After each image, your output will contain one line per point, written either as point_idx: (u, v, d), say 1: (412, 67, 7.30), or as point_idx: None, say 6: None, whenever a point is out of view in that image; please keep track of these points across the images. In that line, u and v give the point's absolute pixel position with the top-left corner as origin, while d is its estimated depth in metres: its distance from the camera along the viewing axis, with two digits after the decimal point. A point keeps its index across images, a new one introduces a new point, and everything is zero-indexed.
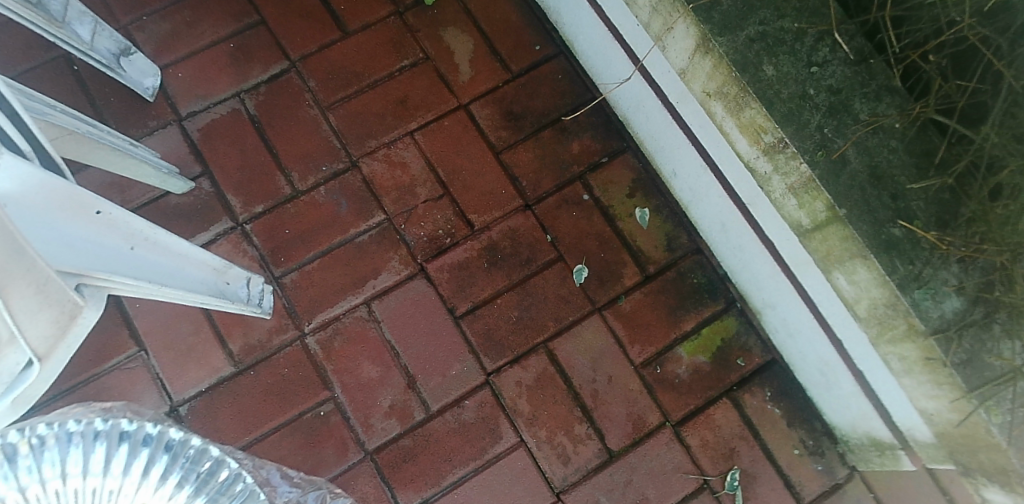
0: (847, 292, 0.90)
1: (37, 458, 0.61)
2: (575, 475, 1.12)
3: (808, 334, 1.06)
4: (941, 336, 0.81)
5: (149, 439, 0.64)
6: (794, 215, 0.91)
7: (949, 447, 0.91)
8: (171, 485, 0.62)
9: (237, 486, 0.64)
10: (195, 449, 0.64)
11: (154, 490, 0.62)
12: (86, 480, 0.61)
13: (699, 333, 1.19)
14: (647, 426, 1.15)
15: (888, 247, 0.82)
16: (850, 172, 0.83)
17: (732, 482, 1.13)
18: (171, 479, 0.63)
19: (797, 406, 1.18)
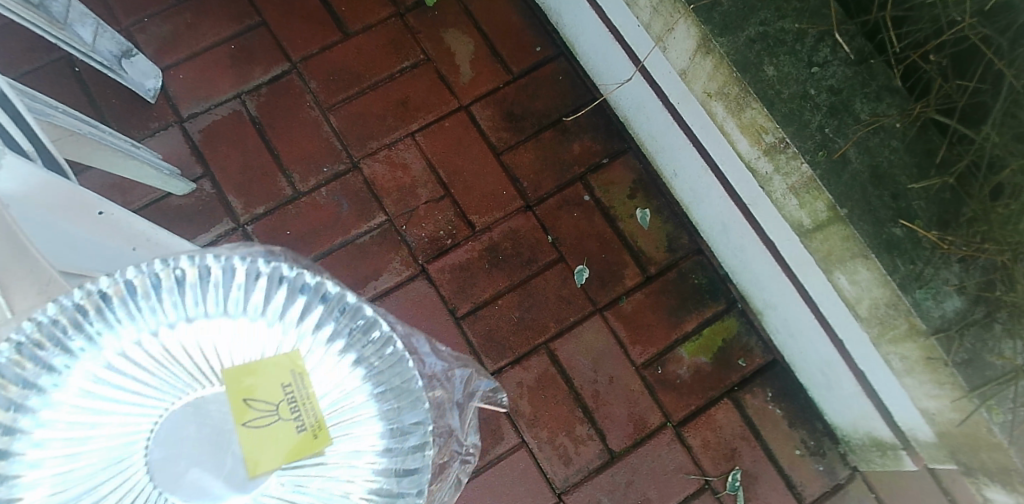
0: (849, 292, 0.90)
1: (160, 287, 0.50)
2: (576, 475, 1.12)
3: (809, 334, 1.06)
4: (942, 335, 0.81)
5: (307, 287, 0.53)
6: (795, 215, 0.91)
7: (950, 447, 0.91)
8: (326, 335, 0.52)
9: (393, 346, 0.53)
10: (348, 306, 0.53)
11: (314, 339, 0.52)
12: (222, 319, 0.51)
13: (700, 334, 1.19)
14: (648, 427, 1.15)
15: (888, 247, 0.82)
16: (851, 172, 0.83)
17: (734, 483, 1.13)
18: (330, 325, 0.53)
19: (798, 406, 1.18)
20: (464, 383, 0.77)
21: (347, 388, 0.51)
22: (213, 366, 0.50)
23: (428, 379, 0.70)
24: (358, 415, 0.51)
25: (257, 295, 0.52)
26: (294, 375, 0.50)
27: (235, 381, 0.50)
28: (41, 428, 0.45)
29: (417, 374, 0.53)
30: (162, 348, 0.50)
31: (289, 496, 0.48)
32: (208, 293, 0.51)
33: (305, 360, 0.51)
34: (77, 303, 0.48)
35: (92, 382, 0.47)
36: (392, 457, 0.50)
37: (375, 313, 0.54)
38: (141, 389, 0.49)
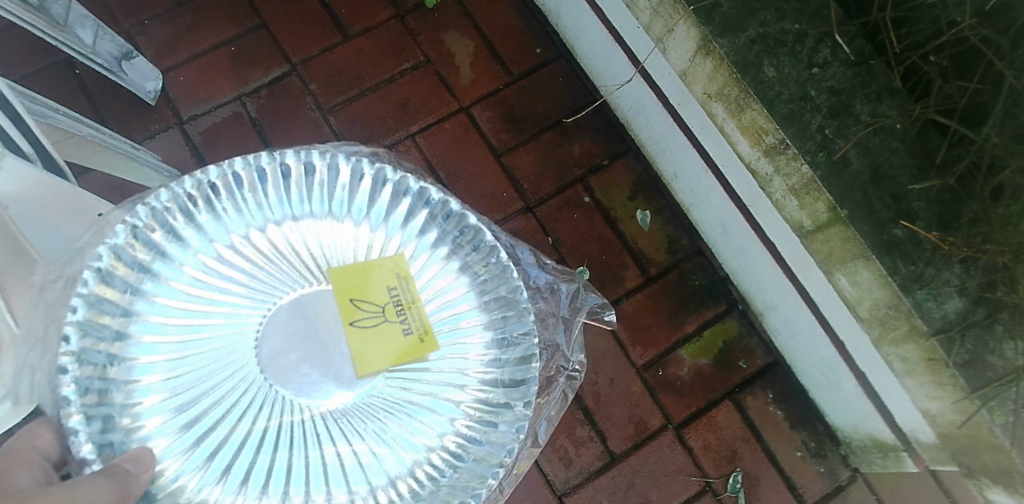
0: (849, 293, 0.90)
1: (268, 184, 0.63)
2: (577, 477, 1.11)
3: (810, 336, 1.06)
4: (943, 336, 0.81)
5: (410, 191, 0.64)
6: (796, 216, 0.91)
7: (952, 448, 0.91)
8: (431, 239, 0.64)
9: (499, 257, 0.63)
10: (453, 214, 0.64)
11: (416, 243, 0.64)
12: (323, 218, 0.63)
13: (700, 335, 1.19)
14: (649, 428, 1.15)
15: (888, 248, 0.82)
16: (851, 173, 0.83)
17: (735, 485, 1.13)
18: (435, 233, 0.64)
19: (799, 408, 1.18)
20: (572, 296, 0.74)
21: (449, 289, 0.62)
22: (310, 258, 0.62)
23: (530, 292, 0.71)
24: (460, 315, 0.62)
25: (352, 199, 0.64)
26: (400, 280, 0.61)
27: (349, 281, 0.60)
28: (158, 310, 0.57)
29: (522, 286, 0.62)
30: (280, 237, 0.62)
31: (397, 394, 0.58)
32: (310, 195, 0.64)
33: (412, 264, 0.63)
34: (194, 193, 0.61)
35: (205, 270, 0.60)
36: (493, 356, 0.61)
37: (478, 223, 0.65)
38: (248, 276, 0.61)
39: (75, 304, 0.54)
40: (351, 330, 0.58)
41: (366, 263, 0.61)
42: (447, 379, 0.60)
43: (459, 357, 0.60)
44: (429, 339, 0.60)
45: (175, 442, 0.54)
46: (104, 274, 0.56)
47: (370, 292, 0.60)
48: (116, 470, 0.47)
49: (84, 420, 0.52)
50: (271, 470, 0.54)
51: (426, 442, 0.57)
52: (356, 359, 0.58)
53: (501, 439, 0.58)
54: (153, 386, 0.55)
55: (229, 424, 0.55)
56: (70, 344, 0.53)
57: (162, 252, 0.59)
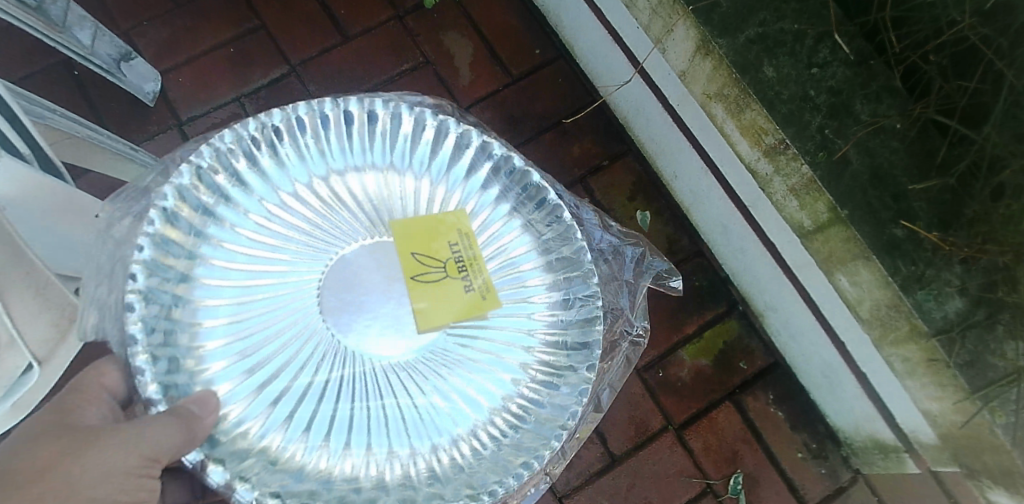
0: (849, 293, 0.90)
1: (330, 130, 0.66)
2: (577, 479, 1.11)
3: (811, 337, 1.06)
4: (943, 337, 0.82)
5: (471, 144, 0.68)
6: (796, 216, 0.91)
7: (953, 449, 0.90)
8: (494, 196, 0.68)
9: (562, 217, 0.67)
10: (515, 171, 0.68)
11: (478, 198, 0.68)
12: (383, 169, 0.67)
13: (701, 336, 1.19)
14: (650, 429, 1.14)
15: (889, 248, 0.84)
16: (851, 173, 0.85)
17: (736, 486, 1.13)
18: (497, 188, 0.68)
19: (799, 409, 1.17)
20: (637, 261, 0.74)
21: (510, 247, 0.67)
22: (369, 209, 0.66)
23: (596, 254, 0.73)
24: (522, 272, 0.66)
25: (411, 152, 0.68)
26: (461, 236, 0.64)
27: (415, 237, 0.63)
28: (222, 256, 0.61)
29: (586, 247, 0.66)
30: (342, 187, 0.66)
31: (462, 346, 0.63)
32: (369, 146, 0.67)
33: (474, 220, 0.67)
34: (257, 138, 0.64)
35: (267, 217, 0.64)
36: (556, 316, 0.65)
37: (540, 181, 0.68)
38: (310, 224, 0.64)
39: (143, 244, 0.58)
40: (417, 283, 0.62)
41: (430, 218, 0.65)
42: (507, 334, 0.64)
43: (521, 313, 0.65)
44: (491, 295, 0.63)
45: (238, 387, 0.58)
46: (169, 214, 0.60)
47: (434, 248, 0.63)
48: (181, 411, 0.51)
49: (151, 359, 0.55)
50: (334, 420, 0.58)
51: (489, 403, 0.62)
52: (419, 311, 0.61)
53: (558, 398, 0.62)
54: (217, 327, 0.59)
55: (287, 374, 0.59)
56: (136, 283, 0.56)
57: (229, 196, 0.63)
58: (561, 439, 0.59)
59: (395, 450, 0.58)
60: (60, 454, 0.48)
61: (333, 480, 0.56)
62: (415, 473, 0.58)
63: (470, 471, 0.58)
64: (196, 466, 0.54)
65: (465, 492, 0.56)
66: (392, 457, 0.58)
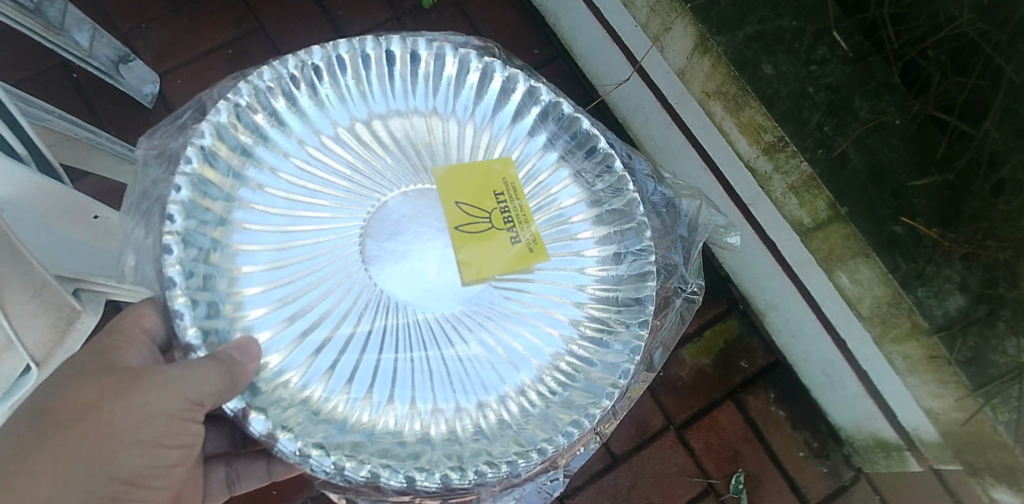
0: (850, 292, 0.89)
1: (372, 71, 0.66)
2: (578, 479, 1.11)
3: (811, 335, 1.06)
4: (946, 333, 0.83)
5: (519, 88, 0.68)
6: (795, 214, 0.90)
7: (955, 447, 0.90)
8: (541, 143, 0.69)
9: (613, 167, 0.68)
10: (566, 116, 0.69)
11: (525, 144, 0.69)
12: (427, 114, 0.68)
13: (701, 336, 1.19)
14: (651, 429, 1.14)
15: (889, 245, 0.84)
16: (851, 170, 0.85)
17: (737, 485, 1.12)
18: (545, 136, 0.69)
19: (801, 408, 1.17)
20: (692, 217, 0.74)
21: (559, 196, 0.68)
22: (412, 152, 0.66)
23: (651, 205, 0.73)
24: (571, 222, 0.67)
25: (455, 95, 0.68)
26: (507, 187, 0.65)
27: (462, 185, 0.64)
28: (260, 200, 0.61)
29: (638, 200, 0.67)
30: (384, 131, 0.66)
31: (507, 297, 0.62)
32: (412, 89, 0.68)
33: (522, 168, 0.68)
34: (297, 76, 0.64)
35: (307, 160, 0.63)
36: (608, 272, 0.65)
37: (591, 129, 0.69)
38: (351, 168, 0.64)
39: (180, 184, 0.57)
40: (462, 232, 0.62)
41: (477, 168, 0.66)
42: (557, 286, 0.64)
43: (569, 266, 0.65)
44: (537, 246, 0.64)
45: (280, 333, 0.57)
46: (207, 153, 0.59)
47: (481, 197, 0.64)
48: (223, 357, 0.52)
49: (189, 302, 0.54)
50: (378, 372, 0.58)
51: (538, 361, 0.61)
52: (464, 261, 0.62)
53: (603, 354, 0.62)
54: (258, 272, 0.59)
55: (328, 323, 0.59)
56: (175, 224, 0.55)
57: (267, 139, 0.62)
58: (612, 397, 0.59)
59: (439, 403, 0.58)
60: (109, 391, 0.51)
61: (377, 433, 0.55)
62: (460, 428, 0.57)
63: (516, 426, 0.58)
64: (238, 414, 0.53)
65: (512, 448, 0.55)
66: (436, 411, 0.58)
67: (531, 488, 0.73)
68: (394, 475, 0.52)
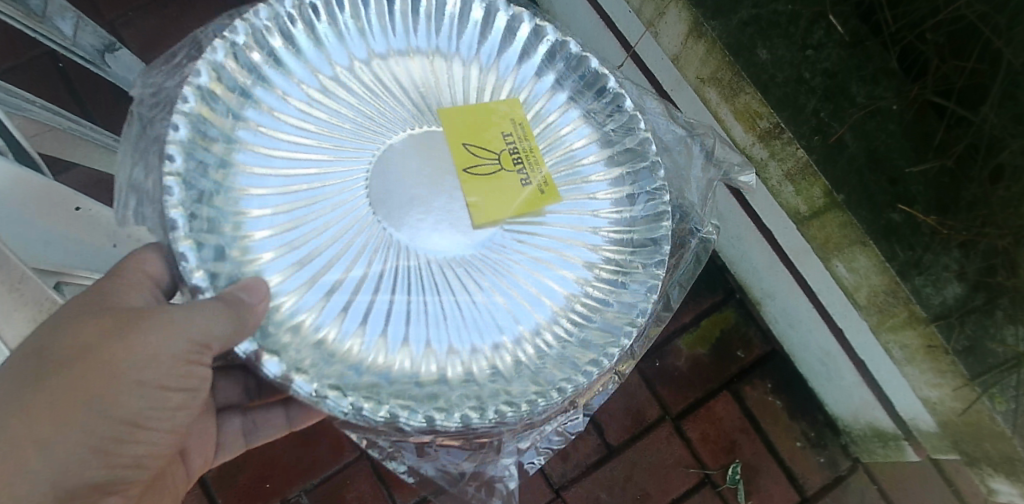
0: (847, 281, 0.88)
1: (370, 8, 0.63)
2: (574, 470, 1.10)
3: (809, 325, 1.05)
4: (942, 322, 0.82)
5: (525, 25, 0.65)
6: (791, 202, 0.89)
7: (952, 437, 0.89)
8: (548, 84, 0.66)
9: (623, 106, 0.66)
10: (574, 55, 0.66)
11: (533, 84, 0.66)
12: (431, 54, 0.65)
13: (697, 326, 1.17)
14: (647, 420, 1.13)
15: (886, 233, 0.83)
16: (848, 156, 0.83)
17: (734, 476, 1.12)
18: (554, 76, 0.66)
19: (798, 397, 1.17)
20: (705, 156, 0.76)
21: (569, 135, 0.65)
22: (417, 91, 0.63)
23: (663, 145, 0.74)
24: (583, 164, 0.64)
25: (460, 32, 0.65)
26: (514, 128, 0.62)
27: (462, 127, 0.61)
28: (262, 140, 0.58)
29: (650, 138, 0.65)
30: (387, 72, 0.63)
31: (517, 241, 0.60)
32: (414, 27, 0.65)
33: (529, 110, 0.65)
34: (293, 13, 0.60)
35: (308, 101, 0.60)
36: (622, 214, 0.64)
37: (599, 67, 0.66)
38: (354, 108, 0.61)
39: (177, 123, 0.54)
40: (470, 175, 0.59)
41: (477, 109, 0.62)
42: (566, 227, 0.62)
43: (581, 208, 0.63)
44: (548, 187, 0.61)
45: (289, 279, 0.55)
46: (203, 92, 0.56)
47: (486, 138, 0.61)
48: (228, 297, 0.49)
49: (193, 245, 0.52)
50: (390, 315, 0.56)
51: (554, 302, 0.60)
52: (473, 204, 0.59)
53: (620, 295, 0.61)
54: (263, 215, 0.56)
55: (337, 267, 0.56)
56: (175, 166, 0.53)
57: (266, 75, 0.59)
58: (630, 337, 0.58)
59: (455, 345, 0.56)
60: (111, 330, 0.50)
61: (393, 375, 0.54)
62: (478, 370, 0.56)
63: (535, 368, 0.57)
64: (250, 357, 0.52)
65: (532, 389, 0.54)
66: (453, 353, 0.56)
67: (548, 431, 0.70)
68: (411, 416, 0.50)
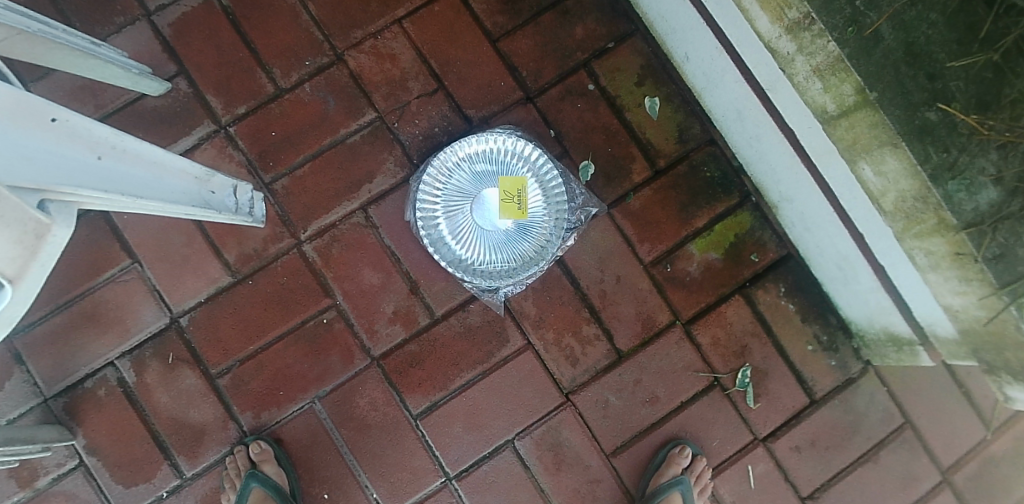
0: (873, 184, 0.84)
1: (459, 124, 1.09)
2: (583, 375, 1.11)
3: (828, 229, 1.00)
4: (973, 230, 0.76)
5: (540, 190, 1.09)
6: (818, 100, 0.83)
7: (973, 344, 0.88)
8: (545, 179, 1.09)
9: (588, 211, 1.12)
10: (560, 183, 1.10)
11: (537, 170, 1.09)
12: (493, 141, 1.08)
13: (711, 230, 1.14)
14: (657, 326, 1.12)
15: (921, 133, 0.76)
16: (883, 50, 0.76)
17: (744, 379, 1.13)
18: (544, 166, 1.09)
19: (812, 301, 1.14)
20: (589, 200, 1.12)
21: (557, 191, 1.09)
22: (483, 156, 1.09)
23: (576, 219, 1.11)
24: (551, 211, 1.09)
25: (527, 162, 1.09)
26: (523, 188, 1.07)
27: (505, 182, 1.06)
28: None
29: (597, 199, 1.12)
30: None
31: (512, 234, 1.08)
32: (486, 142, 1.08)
33: (530, 179, 1.09)
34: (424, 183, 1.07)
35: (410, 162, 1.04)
36: (580, 224, 1.11)
37: (587, 209, 1.12)
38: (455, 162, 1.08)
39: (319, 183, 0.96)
40: (502, 206, 1.06)
41: (511, 179, 1.07)
42: (532, 221, 1.09)
43: (541, 227, 1.09)
44: (523, 210, 1.06)
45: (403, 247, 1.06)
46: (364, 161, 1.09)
47: (513, 189, 1.06)
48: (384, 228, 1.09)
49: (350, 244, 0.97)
50: (451, 262, 1.07)
51: (531, 270, 1.08)
52: (499, 222, 1.08)
53: (547, 253, 1.08)
54: (433, 210, 1.07)
55: (457, 224, 1.08)
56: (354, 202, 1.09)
57: (448, 147, 1.06)
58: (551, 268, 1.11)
59: (506, 270, 1.08)
60: None
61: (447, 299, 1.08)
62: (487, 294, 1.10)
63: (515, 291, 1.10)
64: (382, 288, 1.09)
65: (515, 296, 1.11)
66: (501, 269, 1.08)
67: (501, 308, 1.10)
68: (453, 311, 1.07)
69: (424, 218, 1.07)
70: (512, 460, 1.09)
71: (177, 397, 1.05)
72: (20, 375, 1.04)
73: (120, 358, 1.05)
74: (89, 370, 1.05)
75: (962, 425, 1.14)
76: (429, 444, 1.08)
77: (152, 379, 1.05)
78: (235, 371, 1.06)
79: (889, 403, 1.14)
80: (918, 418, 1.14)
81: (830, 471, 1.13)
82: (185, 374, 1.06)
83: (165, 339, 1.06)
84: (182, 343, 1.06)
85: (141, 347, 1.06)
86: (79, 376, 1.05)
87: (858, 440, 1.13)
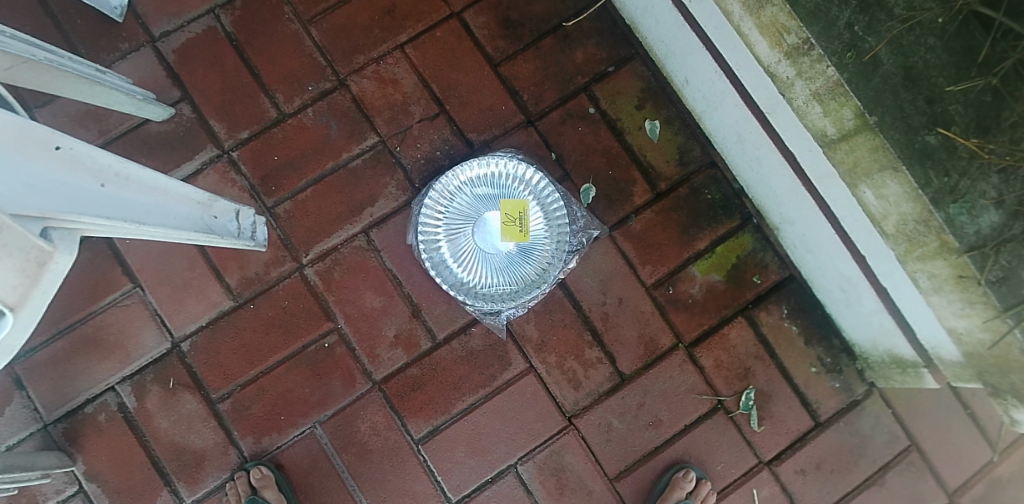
0: (874, 207, 0.84)
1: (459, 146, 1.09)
2: (586, 399, 1.10)
3: (830, 251, 1.00)
4: (976, 253, 0.76)
5: (541, 214, 1.09)
6: (819, 124, 0.82)
7: (978, 367, 0.88)
8: (545, 203, 1.09)
9: (589, 235, 1.12)
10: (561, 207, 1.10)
11: (537, 194, 1.09)
12: (494, 166, 1.08)
13: (712, 252, 1.14)
14: (659, 349, 1.12)
15: (921, 157, 0.76)
16: (882, 74, 0.76)
17: (747, 402, 1.12)
18: (545, 190, 1.09)
19: (815, 323, 1.14)
20: (590, 223, 1.12)
21: (558, 215, 1.09)
22: (484, 179, 1.09)
23: (577, 242, 1.11)
24: (551, 234, 1.09)
25: (528, 185, 1.09)
26: (523, 212, 1.06)
27: (506, 206, 1.06)
28: None
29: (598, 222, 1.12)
30: None
31: (513, 258, 1.08)
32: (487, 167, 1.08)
33: (532, 203, 1.08)
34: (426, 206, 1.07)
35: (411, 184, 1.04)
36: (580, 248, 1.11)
37: (588, 232, 1.12)
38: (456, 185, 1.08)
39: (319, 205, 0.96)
40: (502, 230, 1.05)
41: (511, 204, 1.06)
42: (532, 244, 1.08)
43: (542, 250, 1.09)
44: (523, 234, 1.06)
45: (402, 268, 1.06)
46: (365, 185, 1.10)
47: (514, 214, 1.05)
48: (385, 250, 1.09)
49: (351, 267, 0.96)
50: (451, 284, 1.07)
51: (531, 294, 1.07)
52: (500, 245, 1.07)
53: (547, 277, 1.08)
54: (433, 233, 1.07)
55: (457, 247, 1.08)
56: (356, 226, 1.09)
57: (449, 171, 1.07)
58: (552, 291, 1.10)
59: (506, 293, 1.08)
60: None
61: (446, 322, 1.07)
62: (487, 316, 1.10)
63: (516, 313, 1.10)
64: (383, 312, 1.08)
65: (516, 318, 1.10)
66: (501, 292, 1.08)
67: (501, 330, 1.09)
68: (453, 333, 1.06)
69: (426, 241, 1.07)
70: (514, 485, 1.08)
71: (177, 422, 1.05)
72: (20, 401, 1.03)
73: (120, 383, 1.05)
74: (89, 395, 1.04)
75: (968, 447, 1.13)
76: (430, 469, 1.07)
77: (152, 404, 1.05)
78: (236, 396, 1.06)
79: (893, 425, 1.13)
80: (924, 441, 1.13)
81: (836, 495, 1.11)
82: (186, 399, 1.05)
83: (165, 363, 1.06)
84: (183, 368, 1.06)
85: (142, 372, 1.05)
86: (79, 401, 1.04)
87: (864, 463, 1.12)
